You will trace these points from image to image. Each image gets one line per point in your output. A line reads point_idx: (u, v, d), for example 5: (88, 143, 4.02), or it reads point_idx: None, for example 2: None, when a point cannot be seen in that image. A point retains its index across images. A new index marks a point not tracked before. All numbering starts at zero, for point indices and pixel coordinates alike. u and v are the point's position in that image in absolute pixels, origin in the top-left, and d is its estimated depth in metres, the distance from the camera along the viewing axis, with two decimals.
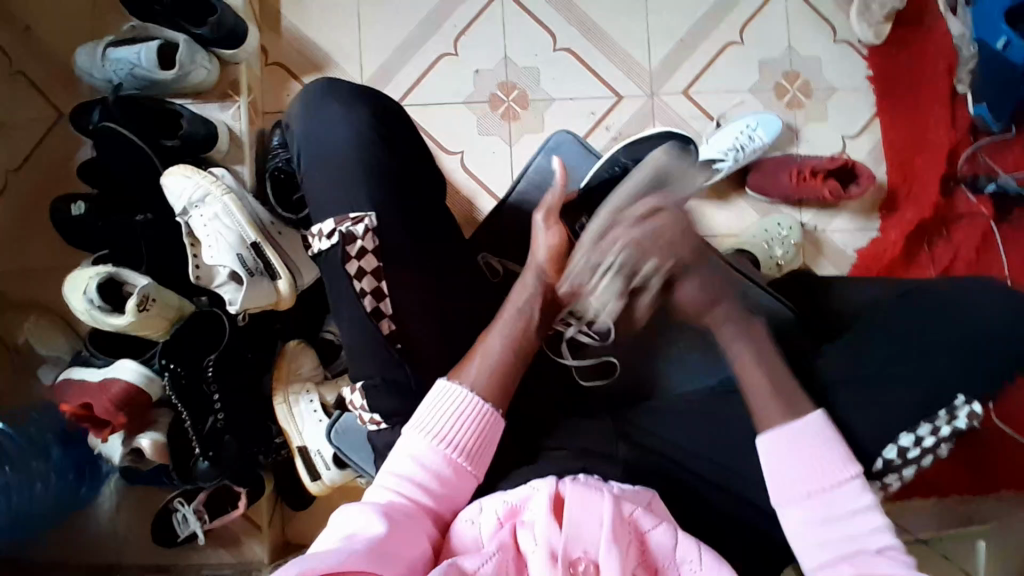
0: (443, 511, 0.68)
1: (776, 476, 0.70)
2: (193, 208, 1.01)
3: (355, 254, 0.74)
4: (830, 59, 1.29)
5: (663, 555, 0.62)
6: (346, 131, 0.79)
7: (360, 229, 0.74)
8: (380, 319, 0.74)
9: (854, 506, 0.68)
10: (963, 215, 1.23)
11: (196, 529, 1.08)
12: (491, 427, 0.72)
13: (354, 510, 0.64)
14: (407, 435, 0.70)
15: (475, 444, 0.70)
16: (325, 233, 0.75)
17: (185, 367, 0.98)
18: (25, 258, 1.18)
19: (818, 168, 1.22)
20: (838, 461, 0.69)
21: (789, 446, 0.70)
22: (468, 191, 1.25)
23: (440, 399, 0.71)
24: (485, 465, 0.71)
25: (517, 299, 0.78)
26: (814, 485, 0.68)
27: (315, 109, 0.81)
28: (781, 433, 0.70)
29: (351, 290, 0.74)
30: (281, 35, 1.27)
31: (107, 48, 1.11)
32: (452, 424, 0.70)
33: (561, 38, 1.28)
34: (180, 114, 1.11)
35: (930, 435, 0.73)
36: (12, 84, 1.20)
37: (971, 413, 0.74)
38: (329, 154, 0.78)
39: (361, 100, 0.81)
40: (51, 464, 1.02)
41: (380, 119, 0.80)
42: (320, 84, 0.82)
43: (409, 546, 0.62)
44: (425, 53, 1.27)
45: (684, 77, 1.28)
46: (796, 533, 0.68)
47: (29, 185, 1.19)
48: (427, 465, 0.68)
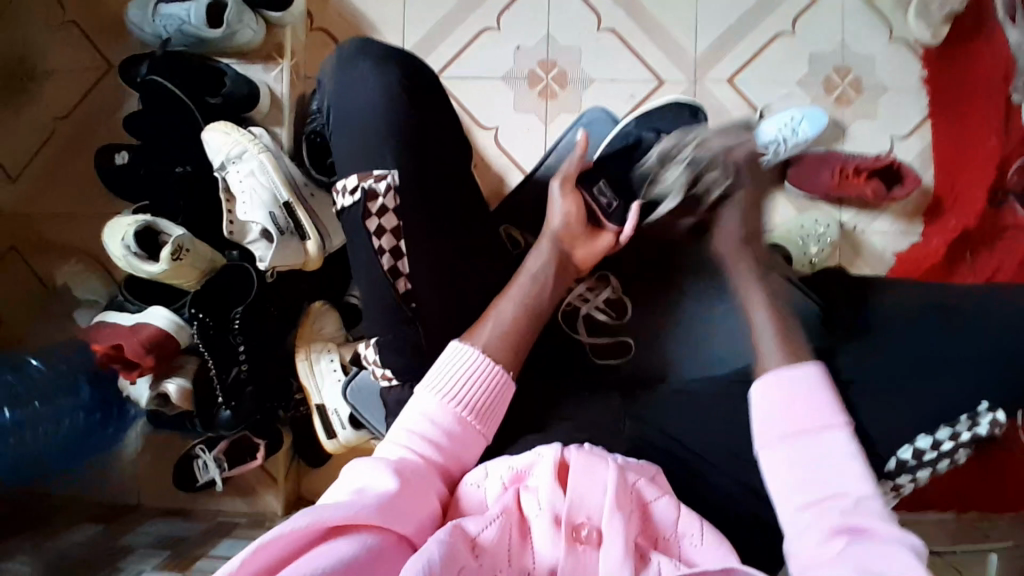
0: (453, 471, 0.68)
1: (763, 420, 0.69)
2: (229, 163, 1.02)
3: (375, 210, 0.74)
4: (885, 55, 1.25)
5: (668, 527, 0.63)
6: (378, 94, 0.78)
7: (382, 187, 0.75)
8: (397, 279, 0.75)
9: (839, 449, 0.65)
10: (1008, 227, 1.17)
11: (215, 475, 1.11)
12: (500, 389, 0.73)
13: (364, 466, 0.64)
14: (418, 394, 0.70)
15: (484, 404, 0.71)
16: (348, 189, 0.77)
17: (213, 317, 1.02)
18: (70, 204, 1.22)
19: (862, 167, 1.17)
20: (826, 405, 0.67)
21: (779, 392, 0.69)
22: (500, 167, 1.25)
23: (453, 359, 0.72)
24: (494, 426, 0.72)
25: (532, 266, 0.81)
26: (798, 426, 0.67)
27: (347, 70, 0.80)
28: (776, 375, 0.70)
29: (370, 245, 0.74)
30: (326, 0, 1.27)
31: (159, 3, 1.13)
32: (463, 384, 0.71)
33: (605, 19, 1.26)
34: (224, 73, 1.12)
35: (949, 439, 0.71)
36: (64, 34, 1.24)
37: (993, 421, 0.72)
38: (363, 114, 0.78)
39: (396, 61, 0.80)
40: (80, 401, 1.06)
41: (414, 82, 0.79)
42: (354, 43, 0.82)
43: (419, 502, 0.62)
44: (467, 26, 1.27)
45: (729, 65, 1.25)
46: (773, 467, 0.67)
47: (74, 133, 1.23)
48: (437, 423, 0.69)
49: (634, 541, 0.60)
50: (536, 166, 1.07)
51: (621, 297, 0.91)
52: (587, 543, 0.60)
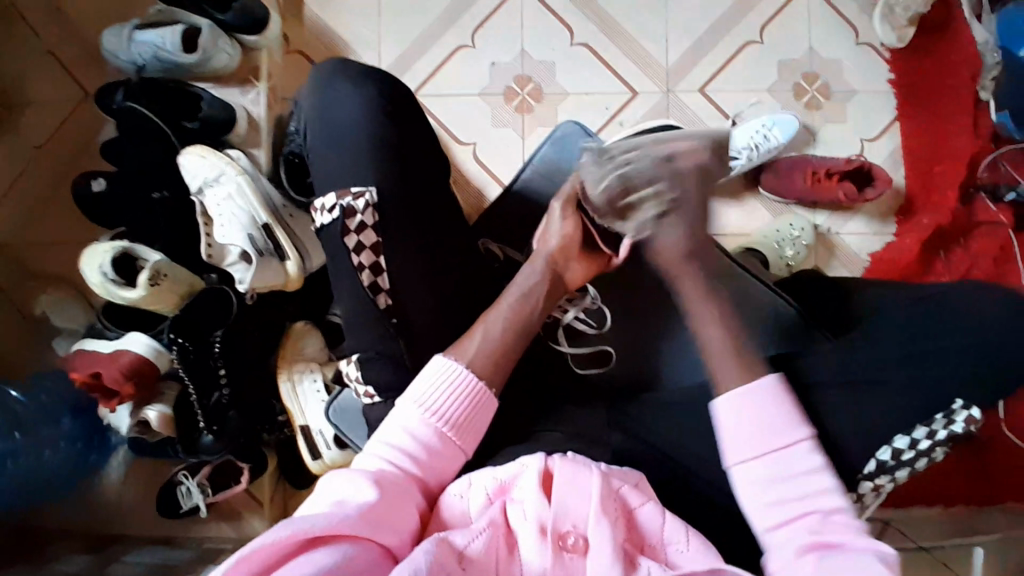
0: (430, 483, 0.69)
1: (732, 437, 0.69)
2: (207, 186, 1.03)
3: (354, 228, 0.74)
4: (851, 61, 1.28)
5: (650, 533, 0.64)
6: (356, 113, 0.79)
7: (360, 204, 0.75)
8: (378, 294, 0.75)
9: (806, 466, 0.67)
10: (980, 224, 1.20)
11: (199, 501, 1.09)
12: (482, 402, 0.72)
13: (344, 476, 0.64)
14: (399, 408, 0.70)
15: (465, 417, 0.71)
16: (327, 207, 0.76)
17: (193, 341, 0.99)
18: (48, 232, 1.22)
19: (834, 170, 1.20)
20: (792, 421, 0.69)
21: (747, 411, 0.69)
22: (479, 181, 1.26)
23: (435, 372, 0.72)
24: (475, 440, 0.72)
25: (523, 283, 0.80)
26: (764, 446, 0.68)
27: (325, 90, 0.81)
28: (740, 395, 0.70)
29: (350, 263, 0.75)
30: (302, 22, 1.29)
31: (133, 30, 1.14)
32: (443, 398, 0.71)
33: (578, 33, 1.28)
34: (201, 97, 1.13)
35: (925, 438, 0.72)
36: (40, 63, 1.24)
37: (969, 417, 0.72)
38: (340, 133, 0.79)
39: (372, 81, 0.81)
40: (62, 431, 1.05)
41: (389, 101, 0.81)
42: (332, 63, 0.83)
43: (398, 512, 0.62)
44: (441, 44, 1.28)
45: (701, 74, 1.28)
46: (744, 489, 0.68)
47: (51, 161, 1.23)
48: (417, 437, 0.69)
49: (620, 548, 0.61)
50: (514, 178, 1.08)
51: (600, 306, 0.92)
52: (574, 551, 0.62)
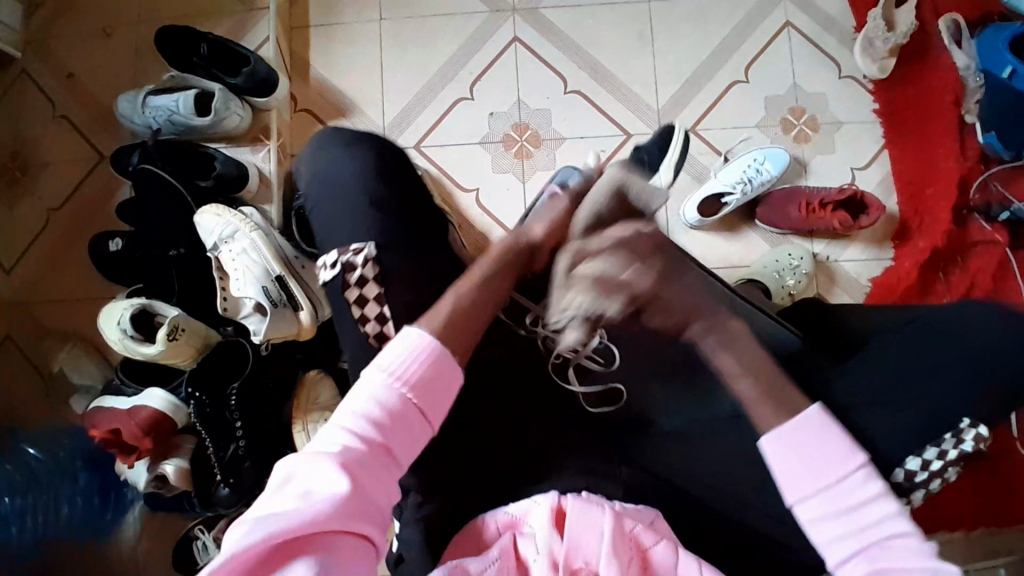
0: (397, 453, 0.64)
1: (787, 478, 0.66)
2: (222, 243, 1.07)
3: (355, 281, 0.77)
4: (835, 94, 1.33)
5: (665, 570, 0.66)
6: (348, 171, 0.84)
7: (360, 259, 0.78)
8: (382, 343, 0.76)
9: (864, 496, 0.63)
10: (978, 242, 1.23)
11: (215, 557, 1.08)
12: (447, 371, 0.68)
13: (309, 458, 0.60)
14: (362, 376, 0.66)
15: (430, 381, 0.67)
16: (329, 263, 0.80)
17: (209, 394, 1.01)
18: (65, 292, 1.25)
19: (827, 201, 1.23)
20: (846, 448, 0.65)
21: (795, 443, 0.66)
22: (482, 226, 1.30)
23: (398, 339, 0.68)
24: (442, 407, 0.67)
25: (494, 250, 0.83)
26: (823, 482, 0.64)
27: (319, 154, 0.87)
28: (788, 425, 0.67)
29: (353, 315, 0.77)
30: (308, 82, 1.35)
31: (148, 96, 1.20)
32: (407, 362, 0.66)
33: (571, 80, 1.34)
34: (213, 157, 1.17)
35: (936, 459, 0.73)
36: (59, 131, 1.30)
37: (977, 435, 0.73)
38: (346, 187, 0.83)
39: (368, 146, 0.86)
40: (78, 487, 1.07)
41: (384, 163, 0.86)
42: (331, 133, 0.88)
43: (371, 496, 0.60)
44: (442, 97, 1.35)
45: (691, 113, 1.33)
46: (811, 526, 0.64)
47: (69, 222, 1.27)
48: (381, 404, 0.64)
49: None
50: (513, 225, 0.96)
51: (609, 344, 0.89)
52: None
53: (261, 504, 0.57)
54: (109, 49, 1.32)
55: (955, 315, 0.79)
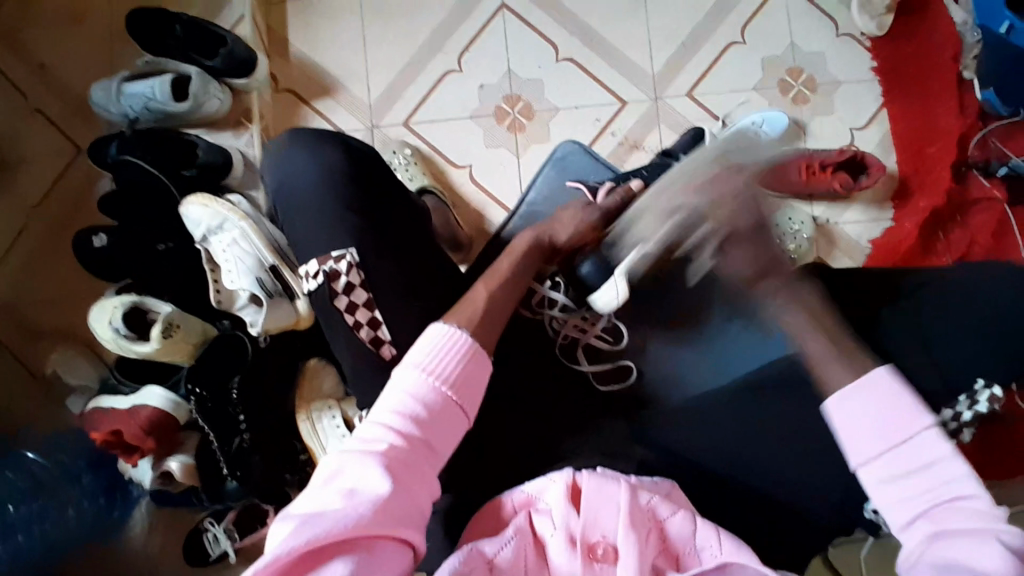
0: (436, 448, 0.64)
1: (851, 438, 0.63)
2: (211, 235, 1.04)
3: (342, 289, 0.75)
4: (833, 52, 1.29)
5: (683, 541, 0.67)
6: (309, 177, 0.80)
7: (343, 266, 0.75)
8: (381, 346, 0.75)
9: (936, 457, 0.60)
10: (977, 200, 1.21)
11: (227, 548, 1.09)
12: (478, 363, 0.69)
13: (350, 458, 0.61)
14: (399, 372, 0.66)
15: (465, 378, 0.67)
16: (310, 274, 0.77)
17: (209, 390, 1.01)
18: (52, 291, 1.21)
19: (827, 162, 1.21)
20: (909, 411, 0.62)
21: (862, 410, 0.63)
22: (478, 203, 1.27)
23: (433, 335, 0.69)
24: (475, 404, 0.68)
25: (516, 245, 0.84)
26: (892, 440, 0.61)
27: (276, 163, 0.82)
28: (855, 388, 0.64)
29: (345, 323, 0.75)
30: (288, 60, 1.30)
31: (121, 82, 1.14)
32: (442, 358, 0.67)
33: (563, 48, 1.30)
34: (195, 144, 1.13)
35: (952, 420, 0.76)
36: (32, 123, 1.25)
37: (991, 396, 0.76)
38: (310, 197, 0.79)
39: (328, 146, 0.82)
40: (83, 489, 1.06)
41: (351, 163, 0.81)
42: (283, 138, 0.83)
43: (413, 498, 0.60)
44: (430, 70, 1.30)
45: (688, 78, 1.29)
46: (878, 491, 0.61)
47: (51, 218, 1.23)
48: (419, 401, 0.65)
49: (649, 562, 0.64)
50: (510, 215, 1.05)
51: (615, 323, 0.94)
52: (604, 560, 0.64)
53: (305, 503, 0.59)
54: (76, 34, 1.26)
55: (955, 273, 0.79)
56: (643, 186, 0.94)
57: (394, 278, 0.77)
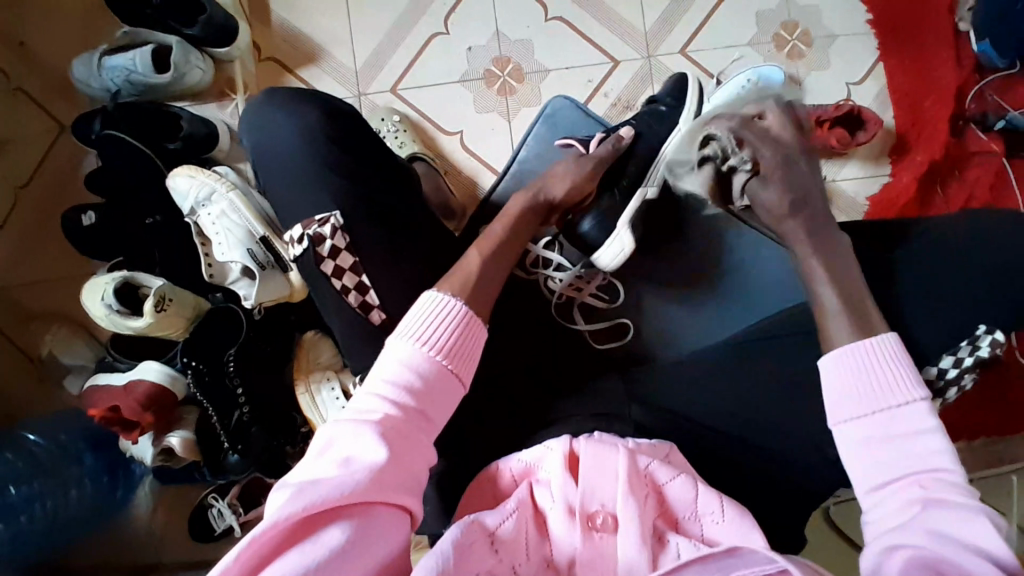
0: (433, 416, 0.65)
1: (837, 394, 0.67)
2: (199, 207, 1.02)
3: (328, 253, 0.74)
4: (828, 5, 1.26)
5: (683, 508, 0.67)
6: (292, 138, 0.78)
7: (327, 230, 0.74)
8: (371, 310, 0.75)
9: (918, 427, 0.63)
10: (976, 153, 1.20)
11: (232, 522, 1.09)
12: (472, 332, 0.70)
13: (346, 429, 0.61)
14: (393, 342, 0.67)
15: (458, 348, 0.68)
16: (295, 239, 0.76)
17: (206, 363, 1.00)
18: (40, 273, 1.20)
19: (825, 117, 1.18)
20: (902, 380, 0.65)
21: (849, 371, 0.67)
22: (470, 170, 1.25)
23: (426, 305, 0.69)
24: (470, 370, 0.69)
25: (511, 207, 0.82)
26: (876, 403, 0.65)
27: (258, 124, 0.80)
28: (858, 347, 0.68)
29: (333, 288, 0.75)
30: (270, 27, 1.26)
31: (102, 56, 1.12)
32: (435, 327, 0.68)
33: (551, 8, 1.26)
34: (179, 116, 1.09)
35: (953, 367, 0.74)
36: (9, 101, 1.21)
37: (993, 341, 0.74)
38: (297, 165, 0.78)
39: (310, 104, 0.80)
40: (84, 469, 1.06)
41: (333, 122, 0.80)
42: (261, 98, 0.81)
43: (409, 464, 0.61)
44: (416, 34, 1.26)
45: (680, 35, 1.26)
46: (851, 449, 0.64)
47: (36, 199, 1.21)
48: (415, 371, 0.65)
49: (650, 524, 0.64)
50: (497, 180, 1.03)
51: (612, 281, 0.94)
52: (603, 530, 0.64)
53: (302, 474, 0.59)
54: (50, 7, 1.22)
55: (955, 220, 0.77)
56: (634, 137, 0.92)
57: (387, 243, 0.76)
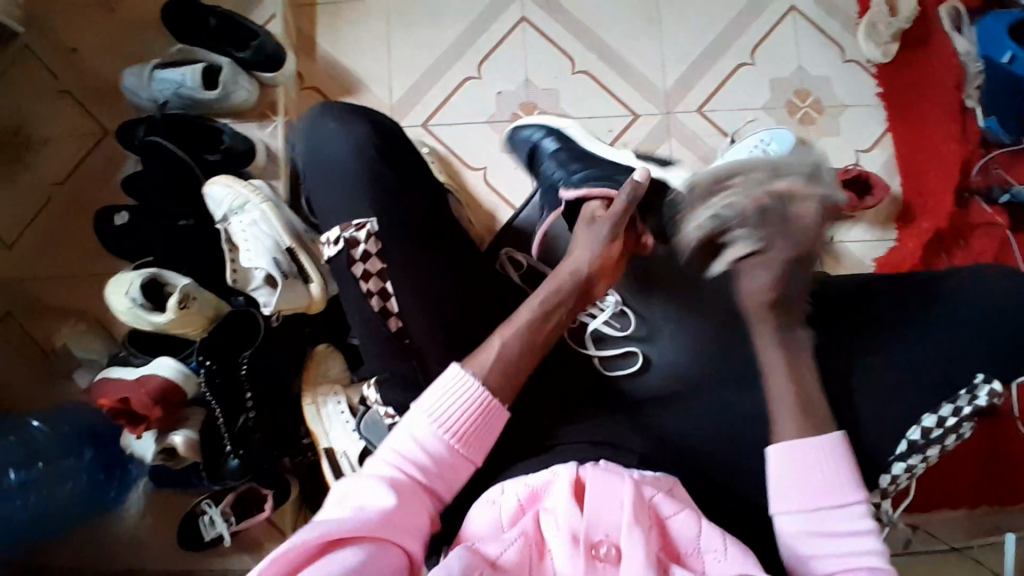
0: (439, 489, 0.69)
1: (781, 489, 0.71)
2: (231, 214, 1.07)
3: (359, 257, 0.79)
4: (839, 77, 1.34)
5: (685, 541, 0.67)
6: (341, 146, 0.84)
7: (363, 234, 0.79)
8: (389, 317, 0.79)
9: (856, 526, 0.68)
10: (979, 224, 1.25)
11: (222, 531, 1.08)
12: (490, 415, 0.71)
13: (360, 481, 0.67)
14: (411, 414, 0.70)
15: (471, 428, 0.70)
16: (331, 240, 0.81)
17: (219, 362, 1.01)
18: (64, 267, 1.23)
19: (832, 180, 1.25)
20: (841, 480, 0.70)
21: (796, 463, 0.71)
22: (490, 204, 1.30)
23: (447, 384, 0.71)
24: (483, 449, 0.71)
25: (543, 291, 0.78)
26: (813, 504, 0.69)
27: (314, 129, 0.87)
28: (797, 445, 0.71)
29: (359, 290, 0.79)
30: (315, 60, 1.35)
31: (154, 70, 1.19)
32: (451, 406, 0.70)
33: (578, 61, 1.35)
34: (221, 130, 1.17)
35: (952, 415, 0.74)
36: (62, 105, 1.29)
37: (992, 391, 0.75)
38: (337, 176, 0.83)
39: (359, 118, 0.86)
40: (82, 463, 1.06)
41: (379, 136, 0.86)
42: (319, 106, 0.88)
43: (414, 517, 0.65)
44: (451, 75, 1.35)
45: (698, 95, 1.34)
46: (791, 535, 0.69)
47: (74, 197, 1.26)
48: (426, 448, 0.68)
49: (655, 556, 0.64)
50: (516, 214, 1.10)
51: (623, 309, 0.88)
52: (606, 560, 0.64)
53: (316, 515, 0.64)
54: (114, 24, 1.31)
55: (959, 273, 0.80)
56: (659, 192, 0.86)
57: (413, 257, 0.81)
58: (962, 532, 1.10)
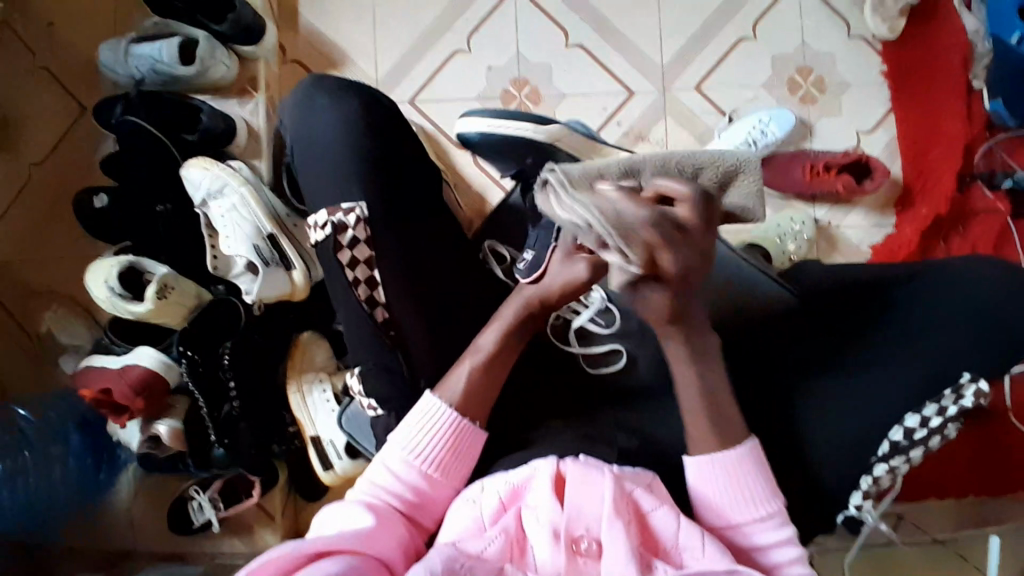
0: (419, 518, 0.71)
1: (706, 497, 0.71)
2: (210, 199, 1.03)
3: (346, 244, 0.76)
4: (844, 54, 1.28)
5: (666, 537, 0.66)
6: (331, 127, 0.80)
7: (351, 220, 0.76)
8: (375, 308, 0.76)
9: (775, 537, 0.69)
10: (980, 210, 1.22)
11: (211, 516, 1.09)
12: (466, 443, 0.73)
13: (340, 511, 0.68)
14: (386, 447, 0.73)
15: (446, 457, 0.72)
16: (318, 224, 0.77)
17: (201, 354, 1.03)
18: (47, 249, 1.21)
19: (831, 163, 1.20)
20: (764, 493, 0.70)
21: (715, 476, 0.70)
22: (479, 185, 1.27)
23: (418, 416, 0.73)
24: (461, 476, 0.73)
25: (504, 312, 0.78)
26: (742, 512, 0.69)
27: (304, 106, 0.82)
28: (709, 461, 0.70)
29: (344, 277, 0.76)
30: (297, 32, 1.29)
31: (131, 44, 1.14)
32: (425, 439, 0.72)
33: (572, 35, 1.29)
34: (199, 109, 1.11)
35: (936, 415, 0.72)
36: (33, 80, 1.24)
37: (978, 391, 0.72)
38: (315, 164, 0.80)
39: (351, 95, 0.82)
40: (69, 448, 1.05)
41: (371, 115, 0.81)
42: (307, 83, 0.83)
43: (394, 536, 0.66)
44: (439, 49, 1.29)
45: (697, 71, 1.29)
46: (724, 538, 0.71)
47: (52, 177, 1.22)
48: (403, 478, 0.71)
49: (636, 550, 0.63)
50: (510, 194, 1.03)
51: (608, 307, 0.88)
52: (587, 555, 0.64)
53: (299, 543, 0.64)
54: None
55: (953, 266, 0.77)
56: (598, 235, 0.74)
57: (392, 251, 0.77)
58: (948, 523, 1.11)
